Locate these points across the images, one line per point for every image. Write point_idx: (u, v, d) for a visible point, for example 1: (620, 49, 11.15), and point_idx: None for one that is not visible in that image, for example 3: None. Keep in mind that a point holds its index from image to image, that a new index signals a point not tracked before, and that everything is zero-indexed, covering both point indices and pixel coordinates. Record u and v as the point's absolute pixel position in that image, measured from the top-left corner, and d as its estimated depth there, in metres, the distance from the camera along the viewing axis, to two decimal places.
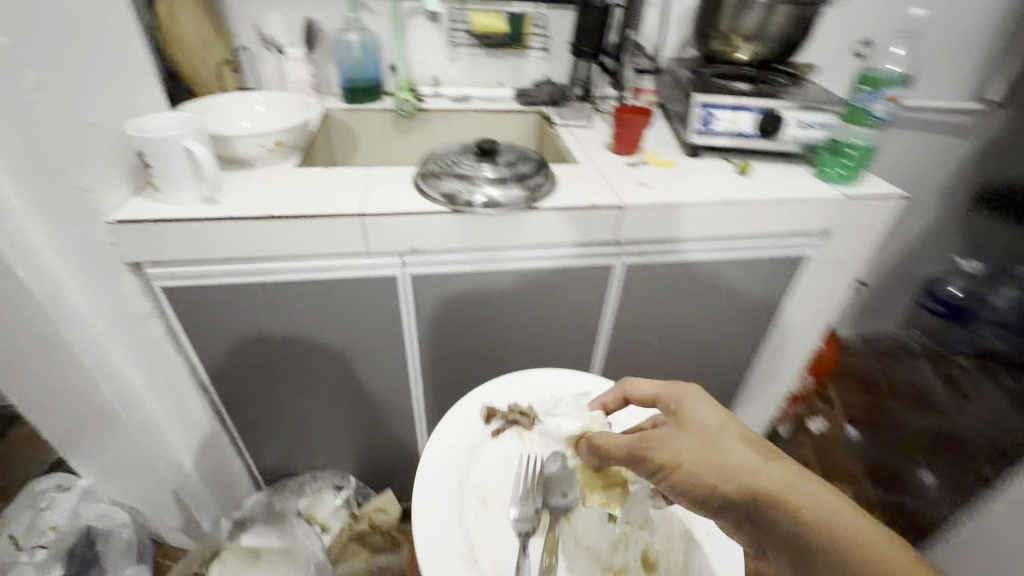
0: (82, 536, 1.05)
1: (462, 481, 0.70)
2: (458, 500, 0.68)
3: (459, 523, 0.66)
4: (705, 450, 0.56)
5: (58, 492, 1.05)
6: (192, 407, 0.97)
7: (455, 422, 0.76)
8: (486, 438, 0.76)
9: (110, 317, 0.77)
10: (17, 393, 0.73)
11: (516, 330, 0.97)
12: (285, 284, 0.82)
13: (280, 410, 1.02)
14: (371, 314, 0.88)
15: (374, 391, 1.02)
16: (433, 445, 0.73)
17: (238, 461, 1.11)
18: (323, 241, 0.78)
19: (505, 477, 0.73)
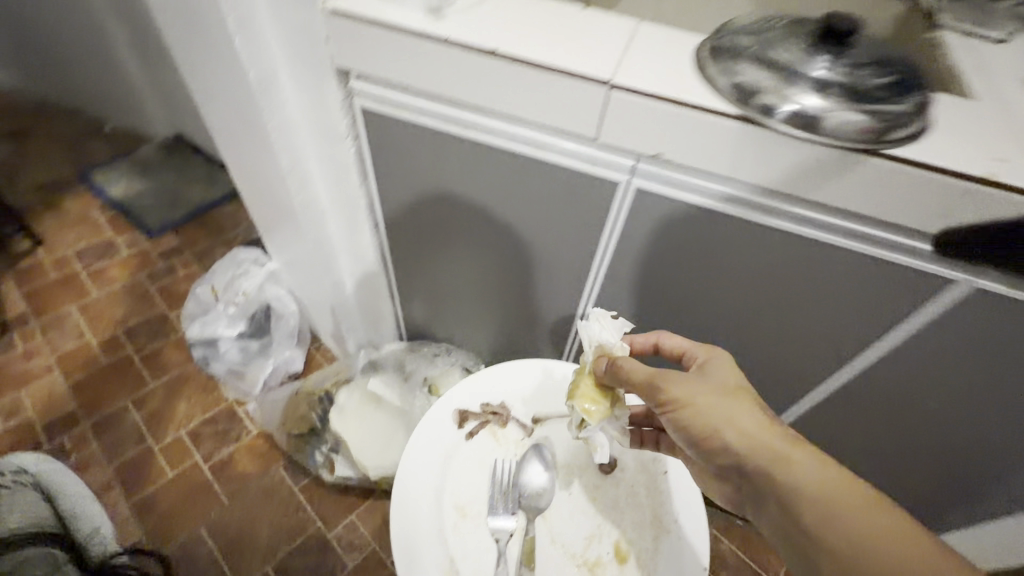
0: (262, 308, 1.21)
1: (439, 493, 0.75)
2: (437, 512, 0.73)
3: (439, 534, 0.72)
4: (716, 403, 0.55)
5: (253, 266, 1.23)
6: (363, 241, 0.94)
7: (430, 427, 0.79)
8: (460, 441, 0.79)
9: (313, 123, 0.73)
10: (241, 150, 0.82)
11: (745, 302, 0.72)
12: (486, 148, 0.67)
13: (440, 276, 0.96)
14: (568, 214, 0.71)
15: (538, 297, 0.89)
16: (412, 456, 0.76)
17: (390, 308, 1.10)
18: (549, 106, 0.59)
19: (479, 482, 0.77)
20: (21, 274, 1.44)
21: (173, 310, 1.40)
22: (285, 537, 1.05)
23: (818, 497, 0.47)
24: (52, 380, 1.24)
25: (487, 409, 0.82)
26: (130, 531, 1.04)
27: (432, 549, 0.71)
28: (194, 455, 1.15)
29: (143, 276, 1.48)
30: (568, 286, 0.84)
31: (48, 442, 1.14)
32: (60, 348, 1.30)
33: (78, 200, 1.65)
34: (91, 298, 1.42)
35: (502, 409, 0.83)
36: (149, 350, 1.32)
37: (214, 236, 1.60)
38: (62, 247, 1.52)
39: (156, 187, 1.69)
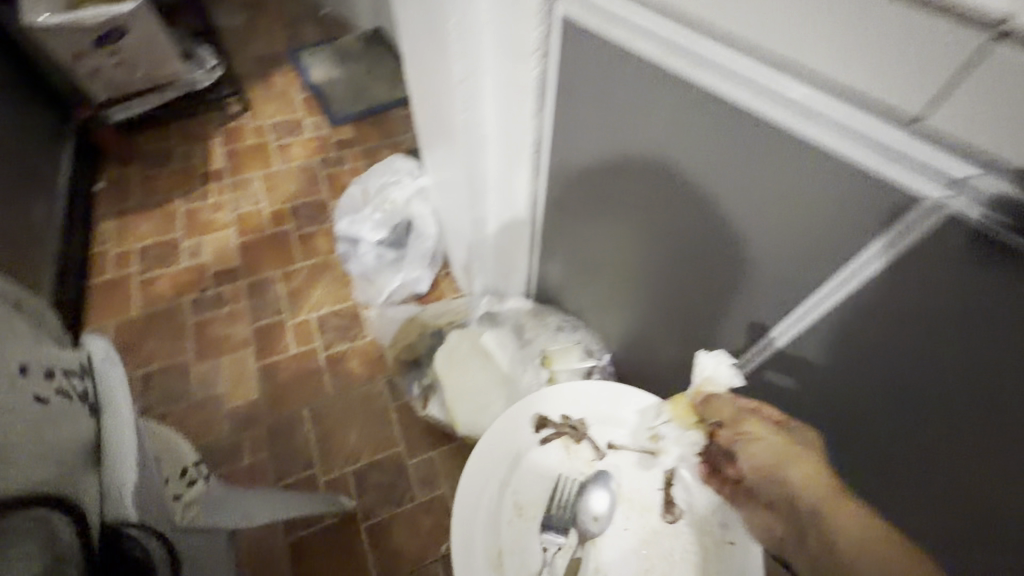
0: (404, 221, 1.20)
1: (503, 487, 0.68)
2: (494, 502, 0.67)
3: (494, 528, 0.66)
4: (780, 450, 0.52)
5: (405, 177, 1.22)
6: (519, 184, 0.82)
7: (506, 420, 0.71)
8: (533, 444, 0.71)
9: (499, 34, 0.61)
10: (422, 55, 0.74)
11: (985, 431, 0.47)
12: (707, 103, 0.49)
13: (591, 247, 0.81)
14: (797, 220, 0.51)
15: (705, 307, 0.70)
16: (485, 443, 0.70)
17: (526, 262, 0.98)
18: (851, 49, 0.39)
19: (542, 490, 0.69)
20: (228, 133, 1.61)
21: (333, 199, 1.47)
22: (370, 447, 1.08)
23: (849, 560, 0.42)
24: (228, 234, 1.39)
25: (566, 421, 0.71)
26: (251, 389, 1.14)
27: (482, 537, 0.65)
28: (316, 341, 1.21)
29: (317, 160, 1.56)
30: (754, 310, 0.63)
31: (213, 288, 1.29)
32: (240, 208, 1.45)
33: (285, 76, 1.78)
34: (273, 169, 1.54)
35: (581, 425, 0.71)
36: (305, 231, 1.40)
37: (385, 137, 1.62)
38: (263, 117, 1.66)
39: (349, 78, 1.76)
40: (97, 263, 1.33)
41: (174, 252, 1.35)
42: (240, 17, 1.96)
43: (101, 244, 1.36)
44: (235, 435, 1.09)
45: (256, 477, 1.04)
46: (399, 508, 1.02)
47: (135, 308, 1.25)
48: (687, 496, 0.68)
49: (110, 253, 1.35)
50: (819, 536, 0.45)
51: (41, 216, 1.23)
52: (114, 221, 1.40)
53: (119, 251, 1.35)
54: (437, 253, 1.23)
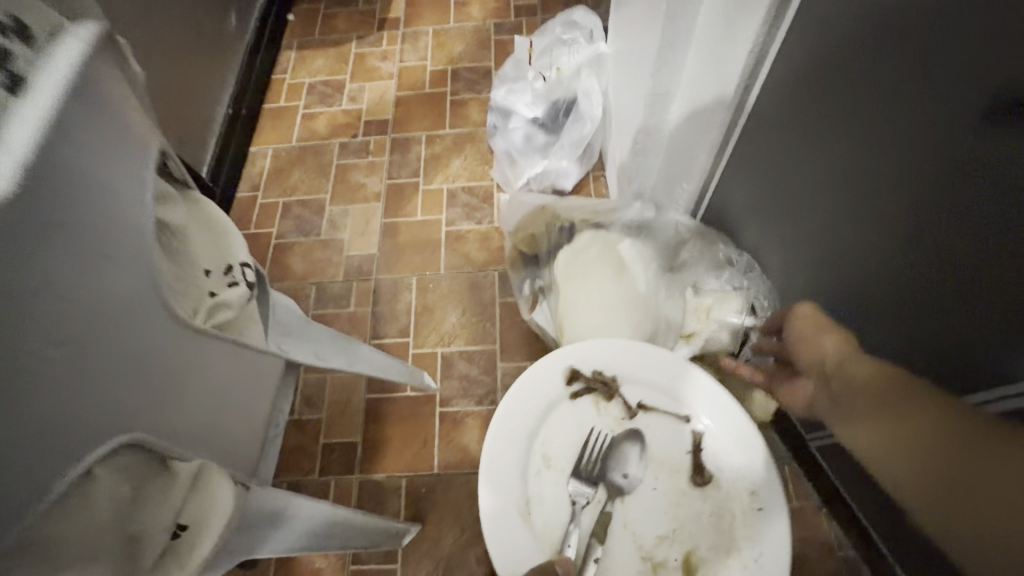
0: (567, 99, 1.02)
1: (531, 435, 0.60)
2: (522, 453, 0.60)
3: (520, 476, 0.59)
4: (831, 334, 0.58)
5: (581, 40, 1.02)
6: (735, 47, 0.61)
7: (536, 368, 0.63)
8: (563, 397, 0.63)
9: None
10: None
11: None
12: None
13: (827, 144, 0.57)
14: None
15: (985, 276, 0.44)
16: (515, 391, 0.62)
17: (710, 162, 0.77)
18: None
19: (572, 443, 0.61)
20: None
21: (497, 68, 1.31)
22: (466, 337, 1.00)
23: (861, 389, 0.53)
24: (387, 85, 1.33)
25: (598, 375, 0.63)
26: (371, 243, 1.12)
27: (504, 485, 0.58)
28: (442, 213, 1.13)
29: (492, 23, 1.40)
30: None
31: (361, 136, 1.26)
32: (405, 60, 1.37)
33: None
34: (446, 26, 1.42)
35: (614, 381, 0.63)
36: (460, 96, 1.28)
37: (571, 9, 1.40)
38: None
39: None
40: (273, 89, 1.37)
41: (337, 93, 1.34)
42: None
43: (279, 71, 1.39)
44: (347, 283, 1.08)
45: (355, 329, 1.04)
46: (478, 408, 0.94)
47: (293, 139, 1.28)
48: (722, 460, 0.59)
49: (285, 82, 1.38)
50: (840, 380, 0.55)
51: (234, 28, 1.27)
52: (295, 51, 1.42)
53: (292, 81, 1.37)
54: (594, 145, 1.04)
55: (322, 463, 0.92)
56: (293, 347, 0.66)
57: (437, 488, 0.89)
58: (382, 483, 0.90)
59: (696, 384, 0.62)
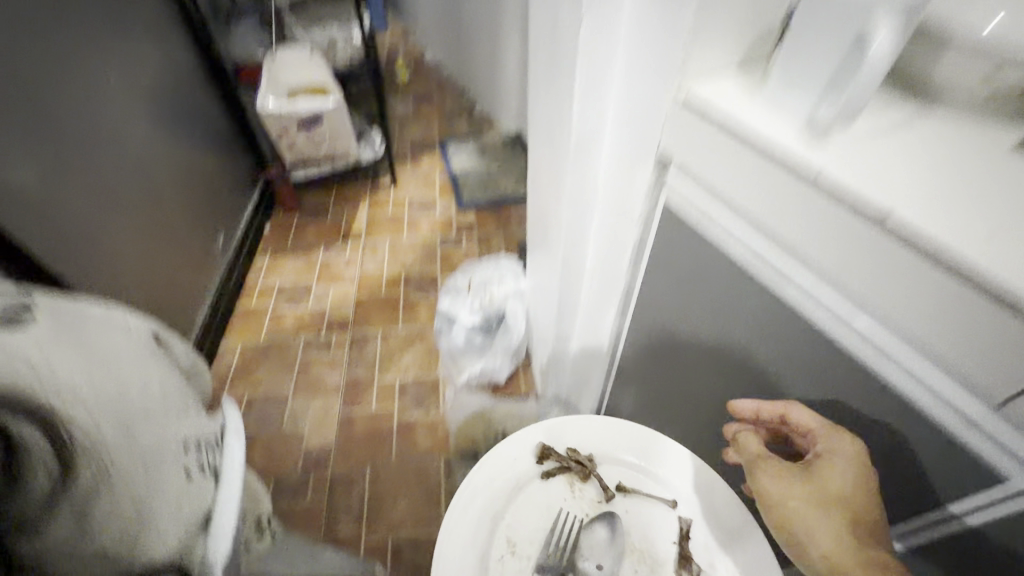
0: (497, 316, 1.30)
1: (494, 518, 0.56)
2: (484, 539, 0.55)
3: (477, 566, 0.53)
4: (847, 460, 0.48)
5: (507, 276, 1.34)
6: (602, 318, 0.87)
7: (503, 447, 0.60)
8: (534, 476, 0.59)
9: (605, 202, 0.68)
10: (537, 199, 0.87)
11: None
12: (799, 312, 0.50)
13: (666, 392, 0.82)
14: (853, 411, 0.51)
15: None
16: (478, 470, 0.58)
17: (599, 383, 1.01)
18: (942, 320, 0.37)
19: (540, 526, 0.56)
20: (374, 201, 1.89)
21: (442, 276, 1.63)
22: (414, 524, 1.11)
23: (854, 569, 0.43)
24: (349, 289, 1.59)
25: (572, 453, 0.60)
26: (329, 433, 1.26)
27: (461, 571, 0.53)
28: (395, 404, 1.31)
29: (438, 238, 1.76)
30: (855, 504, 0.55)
31: (324, 333, 1.47)
32: (365, 267, 1.66)
33: (431, 161, 2.06)
34: (399, 240, 1.75)
35: (591, 461, 0.60)
36: (411, 299, 1.56)
37: (501, 228, 1.79)
38: (404, 192, 1.93)
39: (484, 172, 1.99)
40: (246, 292, 1.58)
41: (304, 295, 1.57)
42: (409, 106, 2.34)
43: (252, 276, 1.62)
44: (305, 474, 1.19)
45: (309, 520, 1.12)
46: None
47: (261, 336, 1.46)
48: (712, 551, 0.55)
49: (257, 284, 1.60)
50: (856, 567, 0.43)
51: (220, 246, 1.50)
52: (268, 258, 1.68)
53: (264, 284, 1.60)
54: (520, 349, 1.30)
55: None
56: (272, 563, 0.77)
57: None
58: None
59: (669, 456, 0.61)
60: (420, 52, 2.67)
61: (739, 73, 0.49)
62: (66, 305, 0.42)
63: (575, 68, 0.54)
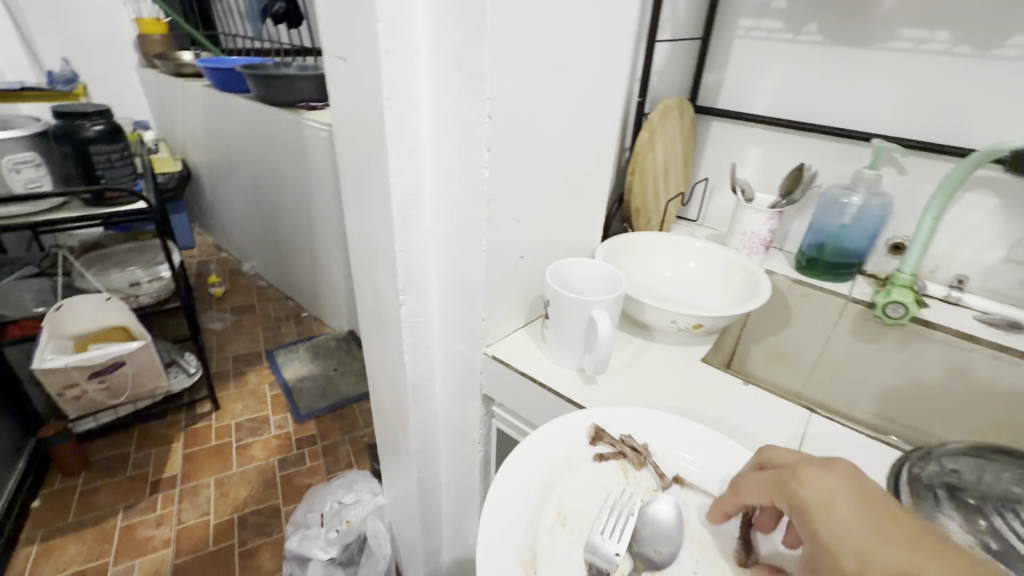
0: (358, 539, 1.20)
1: (544, 488, 0.45)
2: (534, 497, 0.44)
3: (526, 528, 0.41)
4: (822, 498, 0.34)
5: (363, 496, 1.26)
6: (467, 530, 0.89)
7: (551, 425, 0.51)
8: (586, 455, 0.48)
9: (448, 429, 0.77)
10: (383, 422, 0.92)
11: None
12: None
13: None
14: None
15: None
16: (520, 452, 0.47)
17: None
18: None
19: (592, 503, 0.45)
20: (191, 435, 1.67)
21: (287, 503, 1.46)
22: None
23: None
24: (163, 554, 1.31)
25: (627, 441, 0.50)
26: None
27: (513, 530, 0.41)
28: None
29: (275, 460, 1.60)
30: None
31: None
32: (184, 520, 1.40)
33: (259, 374, 1.96)
34: (226, 474, 1.54)
35: (646, 448, 0.49)
36: (249, 545, 1.34)
37: (346, 431, 1.73)
38: (229, 416, 1.75)
39: (319, 375, 1.96)
40: None
41: None
42: (225, 320, 2.24)
43: None
44: None
45: None
46: None
47: None
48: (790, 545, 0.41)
49: None
50: None
51: None
52: (36, 546, 1.30)
53: None
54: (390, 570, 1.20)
55: None
56: None
57: None
58: None
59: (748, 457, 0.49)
60: (236, 265, 2.66)
61: (526, 331, 0.67)
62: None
63: (399, 339, 0.64)
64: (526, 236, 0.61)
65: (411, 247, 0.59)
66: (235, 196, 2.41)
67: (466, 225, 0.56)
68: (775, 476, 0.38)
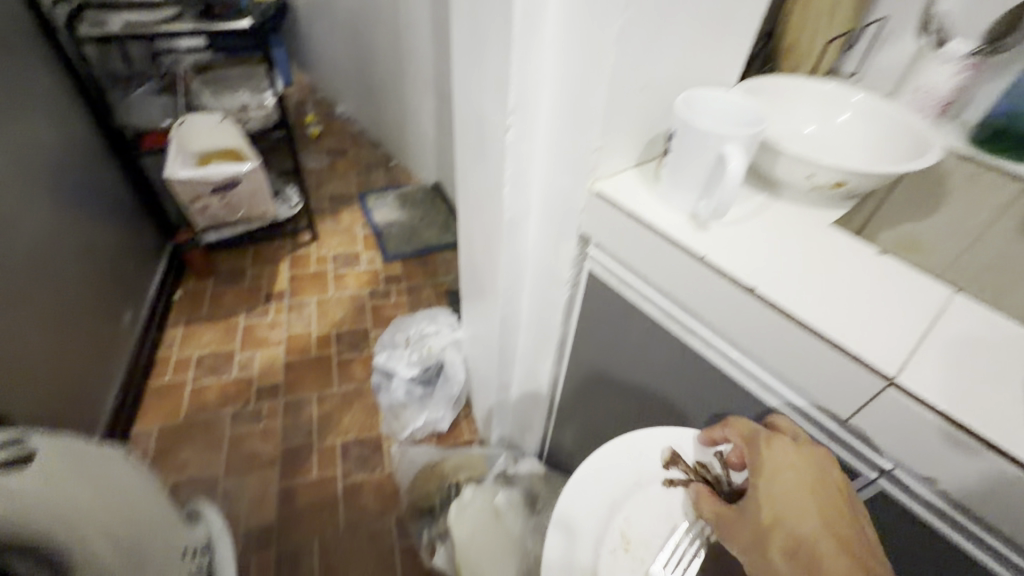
0: (435, 365, 1.34)
1: (611, 507, 0.53)
2: (601, 519, 0.53)
3: (592, 543, 0.51)
4: (786, 470, 0.44)
5: (444, 330, 1.37)
6: (541, 367, 0.94)
7: (626, 446, 0.57)
8: (655, 480, 0.55)
9: (537, 269, 0.78)
10: (471, 258, 0.95)
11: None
12: (696, 360, 0.60)
13: (601, 429, 0.89)
14: None
15: None
16: (586, 473, 0.55)
17: (542, 426, 1.06)
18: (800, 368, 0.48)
19: (656, 530, 0.52)
20: (295, 259, 1.86)
21: (375, 329, 1.63)
22: None
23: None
24: (277, 351, 1.54)
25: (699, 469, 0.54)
26: (269, 511, 1.20)
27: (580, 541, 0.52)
28: (337, 469, 1.29)
29: (366, 291, 1.76)
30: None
31: (254, 402, 1.41)
32: (291, 328, 1.61)
33: (352, 214, 2.08)
34: (325, 297, 1.73)
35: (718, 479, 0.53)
36: (345, 356, 1.55)
37: (429, 276, 1.84)
38: (326, 248, 1.91)
39: (406, 222, 2.04)
40: (159, 366, 1.48)
41: (226, 363, 1.50)
42: (323, 161, 2.34)
43: (165, 348, 1.53)
44: (246, 554, 1.13)
45: None
46: None
47: (180, 414, 1.37)
48: None
49: (171, 357, 1.50)
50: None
51: (127, 322, 1.40)
52: (181, 329, 1.58)
53: (179, 356, 1.51)
54: (461, 396, 1.35)
55: None
56: None
57: None
58: None
59: (865, 331, 0.45)
60: (331, 107, 2.69)
61: (636, 171, 0.62)
62: (69, 444, 0.61)
63: (502, 169, 0.63)
64: (659, 55, 0.53)
65: (529, 62, 0.54)
66: (331, 32, 2.35)
67: (593, 35, 0.50)
68: (754, 437, 0.47)
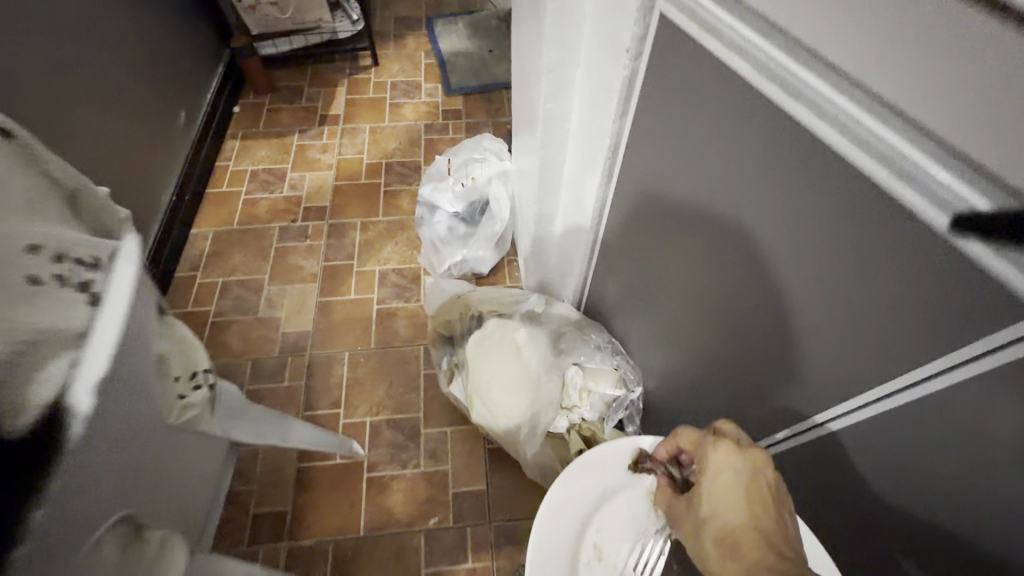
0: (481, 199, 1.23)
1: (585, 522, 0.60)
2: (577, 533, 0.60)
3: (570, 558, 0.58)
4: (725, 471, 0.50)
5: (491, 158, 1.23)
6: (588, 189, 0.78)
7: (595, 457, 0.63)
8: (624, 485, 0.62)
9: (599, 32, 0.60)
10: (523, 44, 0.77)
11: None
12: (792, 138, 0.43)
13: (647, 270, 0.73)
14: (850, 276, 0.43)
15: (764, 377, 0.59)
16: (557, 495, 0.60)
17: (583, 268, 0.93)
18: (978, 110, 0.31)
19: (625, 536, 0.60)
20: (353, 83, 1.72)
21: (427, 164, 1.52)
22: (390, 407, 1.12)
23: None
24: (327, 174, 1.49)
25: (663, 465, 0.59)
26: (306, 322, 1.23)
27: (559, 552, 0.58)
28: (374, 293, 1.27)
29: (422, 125, 1.62)
30: (840, 379, 0.48)
31: (301, 220, 1.39)
32: (342, 154, 1.54)
33: (417, 40, 1.86)
34: (380, 126, 1.61)
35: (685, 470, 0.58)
36: (392, 188, 1.46)
37: (492, 115, 1.64)
38: (386, 74, 1.75)
39: (474, 53, 1.80)
40: (216, 175, 1.48)
41: (278, 180, 1.47)
42: None
43: (223, 158, 1.52)
44: (282, 357, 1.18)
45: (288, 401, 1.13)
46: (401, 472, 1.05)
47: (233, 222, 1.38)
48: None
49: (227, 168, 1.50)
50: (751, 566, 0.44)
51: (182, 122, 1.39)
52: (238, 142, 1.56)
53: (235, 168, 1.50)
54: (504, 236, 1.23)
55: (252, 532, 0.99)
56: (233, 428, 0.73)
57: (364, 548, 0.97)
58: (309, 546, 0.97)
59: None
60: None
61: None
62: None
63: None
64: None
65: None
66: None
67: None
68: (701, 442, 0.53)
